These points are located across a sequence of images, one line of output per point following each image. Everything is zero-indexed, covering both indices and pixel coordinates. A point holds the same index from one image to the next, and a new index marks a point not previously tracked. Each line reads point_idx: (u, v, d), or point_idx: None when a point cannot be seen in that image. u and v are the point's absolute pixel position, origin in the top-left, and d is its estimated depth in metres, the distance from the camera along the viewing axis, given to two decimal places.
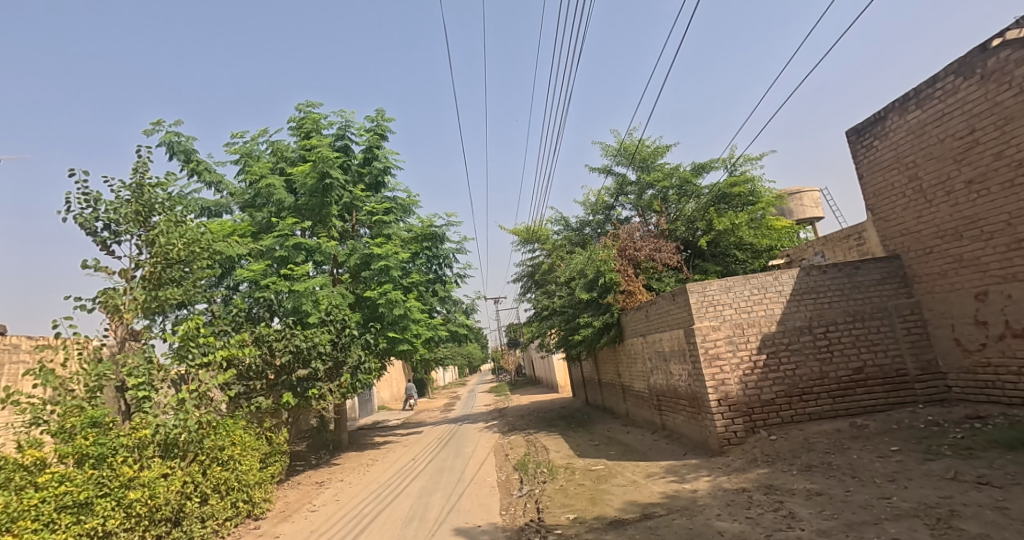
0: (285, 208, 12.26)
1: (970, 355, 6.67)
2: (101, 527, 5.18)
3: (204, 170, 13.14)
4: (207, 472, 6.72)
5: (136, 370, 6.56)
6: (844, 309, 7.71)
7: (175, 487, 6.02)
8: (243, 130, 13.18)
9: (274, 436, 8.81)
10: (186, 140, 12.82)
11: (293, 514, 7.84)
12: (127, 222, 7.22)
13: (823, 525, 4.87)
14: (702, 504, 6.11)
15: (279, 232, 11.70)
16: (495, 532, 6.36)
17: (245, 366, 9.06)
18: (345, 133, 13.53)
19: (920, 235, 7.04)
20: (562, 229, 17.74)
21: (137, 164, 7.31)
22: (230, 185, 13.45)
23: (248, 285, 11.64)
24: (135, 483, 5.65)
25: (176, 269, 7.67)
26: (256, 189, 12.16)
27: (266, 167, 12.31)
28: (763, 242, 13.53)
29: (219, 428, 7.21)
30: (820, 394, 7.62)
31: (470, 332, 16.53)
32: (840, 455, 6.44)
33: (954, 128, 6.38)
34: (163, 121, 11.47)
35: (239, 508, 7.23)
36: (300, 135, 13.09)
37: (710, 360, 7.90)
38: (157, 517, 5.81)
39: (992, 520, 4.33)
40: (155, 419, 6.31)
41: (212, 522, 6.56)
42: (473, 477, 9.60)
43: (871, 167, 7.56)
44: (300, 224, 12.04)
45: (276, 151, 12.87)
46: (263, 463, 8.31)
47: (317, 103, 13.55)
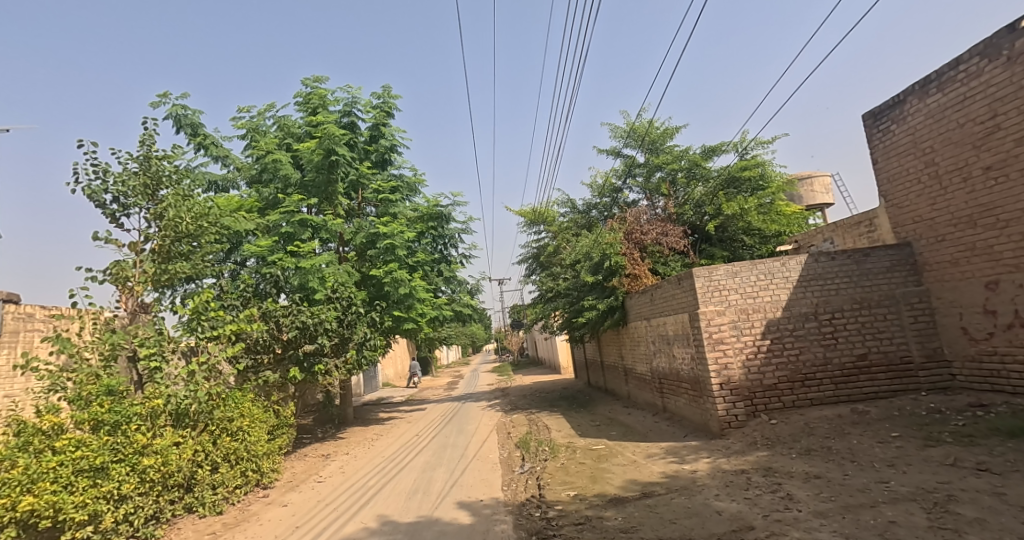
0: (291, 184, 12.27)
1: (976, 344, 6.68)
2: (116, 491, 5.33)
3: (211, 144, 13.15)
4: (218, 442, 6.83)
5: (148, 340, 6.70)
6: (851, 296, 7.71)
7: (186, 455, 6.19)
8: (250, 104, 13.22)
9: (281, 410, 8.91)
10: (192, 114, 12.79)
11: (300, 484, 8.01)
12: (135, 195, 7.28)
13: (821, 506, 4.96)
14: (701, 484, 6.21)
15: (285, 208, 11.70)
16: (497, 506, 6.50)
17: (253, 341, 9.16)
18: (352, 109, 13.48)
19: (933, 223, 7.00)
20: (568, 211, 17.73)
21: (144, 136, 7.33)
22: (237, 160, 13.46)
23: (256, 260, 11.73)
24: (150, 450, 5.80)
25: (185, 243, 7.73)
26: (262, 165, 12.17)
27: (272, 143, 12.32)
28: (772, 228, 13.64)
29: (228, 400, 7.27)
30: (822, 380, 7.66)
31: (475, 312, 16.63)
32: (839, 440, 6.51)
33: (976, 113, 6.28)
34: (170, 95, 11.81)
35: (248, 477, 7.32)
36: (306, 111, 13.06)
37: (713, 344, 7.94)
38: (169, 483, 6.07)
39: (989, 505, 4.38)
40: (167, 389, 6.44)
41: (222, 489, 6.75)
42: (476, 453, 9.77)
43: (887, 152, 7.50)
44: (306, 201, 12.04)
45: (283, 127, 12.86)
46: (270, 435, 8.43)
47: (324, 79, 13.49)
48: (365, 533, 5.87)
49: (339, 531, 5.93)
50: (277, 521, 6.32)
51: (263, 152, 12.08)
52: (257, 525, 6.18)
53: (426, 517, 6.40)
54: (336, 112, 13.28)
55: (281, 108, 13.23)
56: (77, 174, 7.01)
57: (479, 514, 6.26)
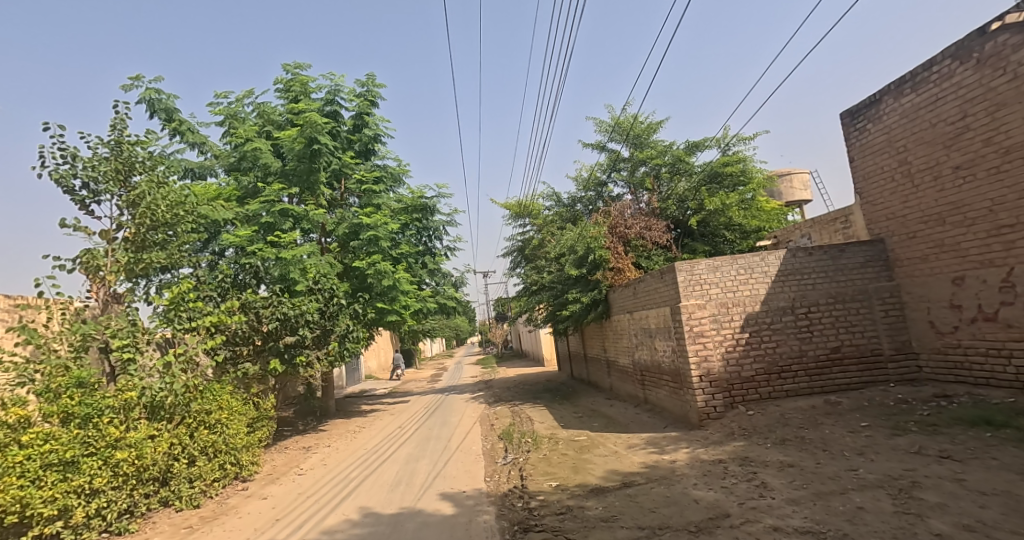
0: (272, 172, 12.17)
1: (942, 337, 6.92)
2: (88, 485, 5.34)
3: (188, 130, 12.98)
4: (195, 435, 6.81)
5: (121, 332, 6.68)
6: (827, 290, 7.91)
7: (162, 448, 6.18)
8: (228, 90, 13.04)
9: (261, 402, 8.89)
10: (167, 98, 12.56)
11: (280, 477, 8.03)
12: (106, 180, 7.19)
13: (794, 494, 5.13)
14: (680, 474, 6.37)
15: (265, 198, 11.56)
16: (479, 497, 6.60)
17: (233, 333, 9.07)
18: (335, 97, 13.38)
19: (905, 220, 7.21)
20: (553, 205, 17.84)
21: (115, 121, 7.25)
22: (214, 147, 13.30)
23: (234, 251, 11.63)
24: (123, 443, 5.76)
25: (161, 232, 7.71)
26: (241, 152, 12.03)
27: (251, 130, 12.21)
28: (752, 223, 13.93)
29: (205, 392, 7.25)
30: (797, 372, 7.87)
31: (459, 305, 16.67)
32: (813, 430, 6.71)
33: (947, 113, 6.47)
34: (142, 77, 11.54)
35: (226, 470, 7.33)
36: (287, 98, 12.94)
37: (694, 336, 8.10)
38: (144, 476, 6.06)
39: (950, 490, 4.58)
40: (142, 381, 6.38)
41: (200, 482, 6.77)
42: (459, 445, 9.86)
43: (863, 150, 7.69)
44: (287, 190, 11.93)
45: (263, 114, 12.73)
46: (250, 428, 8.43)
47: (305, 65, 13.36)
48: (347, 524, 5.93)
49: (321, 523, 5.97)
50: (256, 514, 6.36)
51: (242, 140, 11.97)
52: (236, 518, 6.21)
53: (409, 508, 6.48)
54: (318, 100, 13.17)
55: (261, 94, 13.08)
56: (44, 158, 6.93)
57: (462, 505, 6.35)
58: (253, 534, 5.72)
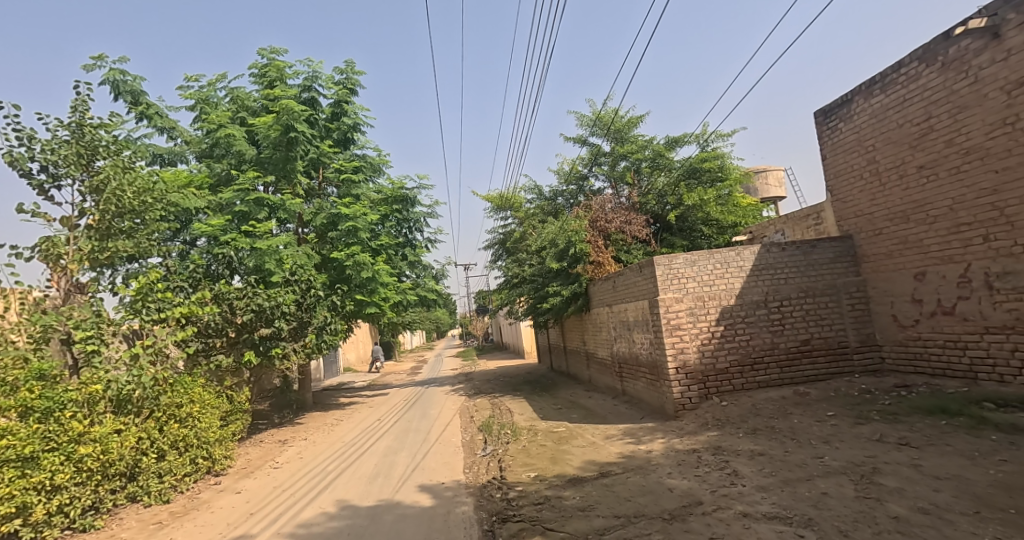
0: (246, 160, 12.10)
1: (904, 330, 7.20)
2: (48, 481, 5.22)
3: (156, 115, 12.75)
4: (164, 429, 6.76)
5: (85, 323, 6.59)
6: (798, 284, 8.14)
7: (129, 443, 6.11)
8: (199, 74, 12.84)
9: (235, 395, 8.83)
10: (132, 80, 12.28)
11: (255, 471, 8.02)
12: (67, 164, 7.04)
13: (763, 481, 5.32)
14: (655, 463, 6.54)
15: (239, 186, 11.32)
16: (458, 488, 6.70)
17: (205, 324, 8.98)
18: (312, 84, 13.25)
19: (872, 217, 7.46)
20: (535, 198, 17.91)
21: (76, 103, 7.12)
22: (184, 132, 13.09)
23: (207, 240, 11.46)
24: (87, 438, 5.67)
25: (128, 219, 7.62)
26: (214, 139, 11.85)
27: (225, 116, 12.03)
28: (729, 219, 14.19)
29: (176, 386, 7.21)
30: (769, 364, 8.10)
31: (440, 297, 16.70)
32: (782, 420, 6.94)
33: (913, 114, 6.69)
34: (104, 57, 11.26)
35: (198, 464, 7.31)
36: (262, 83, 12.78)
37: (671, 329, 8.27)
38: (110, 472, 5.98)
39: (908, 476, 4.80)
40: (108, 374, 6.32)
41: (169, 477, 6.72)
42: (439, 437, 9.93)
43: (835, 149, 7.91)
44: (262, 178, 11.79)
45: (237, 100, 12.55)
46: (223, 421, 8.38)
47: (282, 50, 13.20)
48: (324, 517, 5.97)
49: (297, 517, 6.01)
50: (229, 508, 6.36)
51: (214, 126, 11.78)
52: (208, 513, 6.20)
53: (387, 500, 6.54)
54: (295, 86, 13.03)
55: (234, 79, 12.90)
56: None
57: (440, 496, 6.44)
58: (226, 528, 5.73)
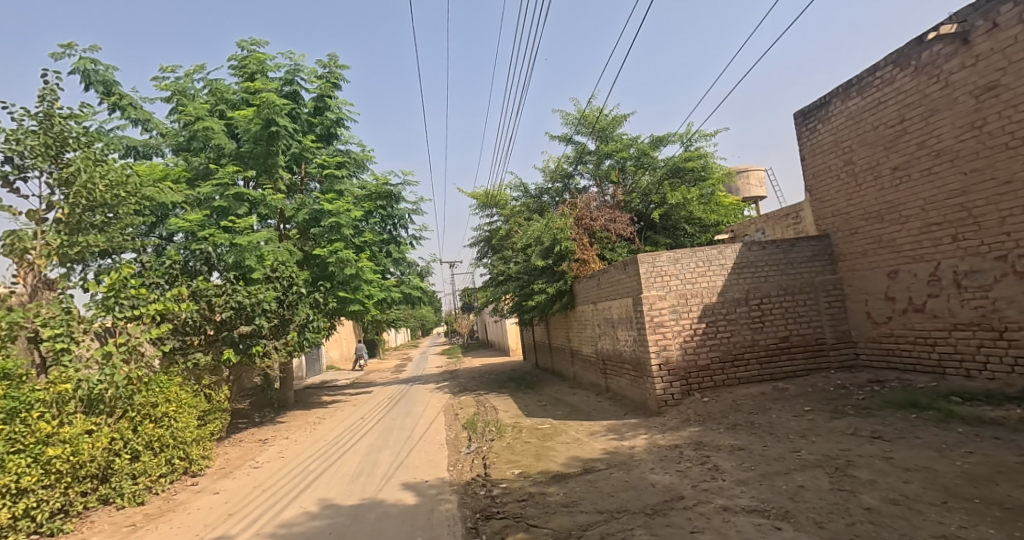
0: (224, 154, 11.87)
1: (877, 326, 7.39)
2: (15, 484, 5.05)
3: (129, 106, 12.52)
4: (139, 429, 6.70)
5: (53, 321, 6.48)
6: (778, 282, 8.30)
7: (100, 444, 5.99)
8: (175, 65, 12.67)
9: (213, 394, 8.77)
10: (104, 70, 11.92)
11: (234, 471, 7.98)
12: (34, 155, 6.93)
13: (742, 475, 5.45)
14: (638, 459, 6.65)
15: (217, 181, 11.27)
16: (443, 486, 6.74)
17: (182, 321, 8.88)
18: (294, 77, 13.15)
19: (848, 217, 7.64)
20: (520, 195, 17.97)
21: (43, 93, 7.00)
22: (159, 125, 12.93)
23: (183, 235, 11.37)
24: (55, 439, 5.52)
25: (100, 214, 7.55)
26: (191, 132, 11.68)
27: (203, 108, 11.88)
28: (711, 218, 14.41)
29: (151, 385, 7.15)
30: (749, 360, 8.26)
31: (425, 294, 16.69)
32: (761, 415, 7.09)
33: (887, 117, 6.86)
34: (86, 46, 10.83)
35: (174, 465, 7.25)
36: (242, 75, 12.65)
37: (654, 326, 8.38)
38: (81, 474, 5.84)
39: (880, 468, 4.95)
40: (78, 374, 6.21)
41: (144, 478, 6.66)
42: (423, 435, 9.96)
43: (813, 150, 8.08)
44: (242, 173, 11.67)
45: (215, 92, 12.42)
46: (201, 421, 8.31)
47: (262, 42, 13.08)
48: (305, 517, 5.97)
49: (277, 517, 6.00)
50: (206, 510, 6.33)
51: (192, 118, 11.59)
52: (184, 515, 6.17)
53: (370, 498, 6.57)
54: (276, 79, 12.93)
55: (212, 70, 12.75)
56: None
57: (425, 494, 6.48)
58: (203, 530, 5.70)
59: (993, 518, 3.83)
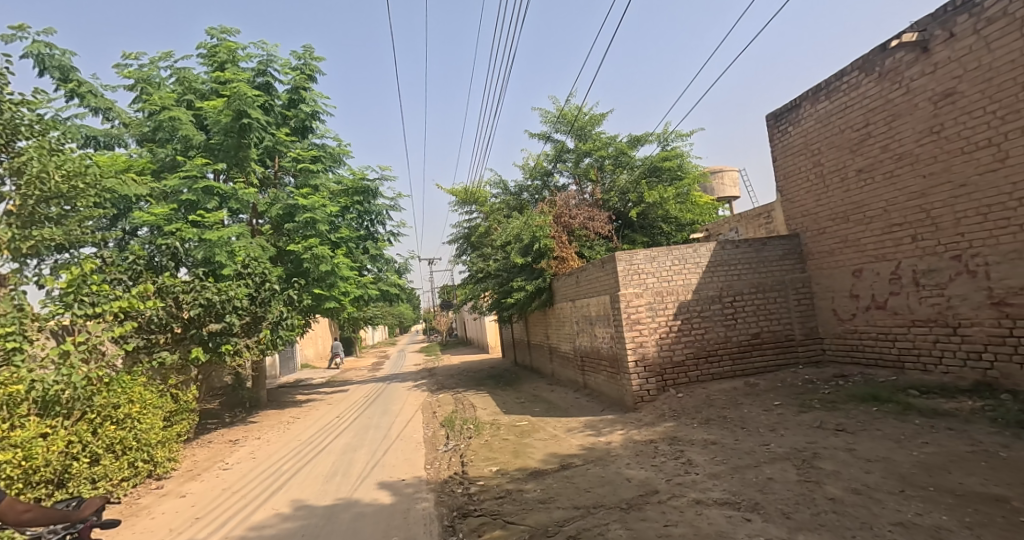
0: (193, 145, 11.73)
1: (842, 323, 7.65)
2: None
3: (88, 93, 12.15)
4: (99, 431, 6.44)
5: (5, 318, 6.24)
6: (750, 280, 8.51)
7: (56, 447, 5.64)
8: (140, 52, 12.36)
9: (180, 394, 8.68)
10: (60, 55, 11.37)
11: (203, 473, 7.91)
12: None
13: (715, 469, 5.60)
14: (614, 454, 6.78)
15: (185, 172, 10.95)
16: (420, 484, 6.78)
17: (147, 319, 8.69)
18: (266, 68, 12.99)
19: (817, 217, 7.87)
20: (500, 192, 18.02)
21: None
22: (121, 114, 12.66)
23: (148, 229, 11.15)
24: (6, 443, 5.18)
25: (55, 206, 7.37)
26: (157, 122, 11.41)
27: (170, 97, 11.63)
28: (687, 217, 14.66)
29: (113, 385, 7.00)
30: (722, 356, 8.45)
31: (403, 292, 16.64)
32: (733, 410, 7.28)
33: (853, 121, 7.09)
34: (48, 32, 10.45)
35: (137, 468, 7.03)
36: (211, 64, 12.45)
37: (631, 324, 8.51)
38: (35, 479, 5.43)
39: (844, 459, 5.15)
40: (33, 374, 5.95)
41: (105, 482, 6.34)
42: (400, 433, 9.96)
43: (784, 151, 8.30)
44: (211, 165, 11.47)
45: (183, 81, 12.20)
46: (168, 422, 8.21)
47: (233, 31, 12.89)
48: (277, 519, 5.95)
49: (248, 519, 5.97)
50: (172, 513, 6.27)
51: (157, 107, 11.25)
52: (148, 519, 6.12)
53: (345, 498, 6.57)
54: (248, 69, 12.76)
55: (179, 58, 12.50)
56: None
57: (401, 493, 6.51)
58: (170, 534, 5.65)
59: (946, 505, 4.03)
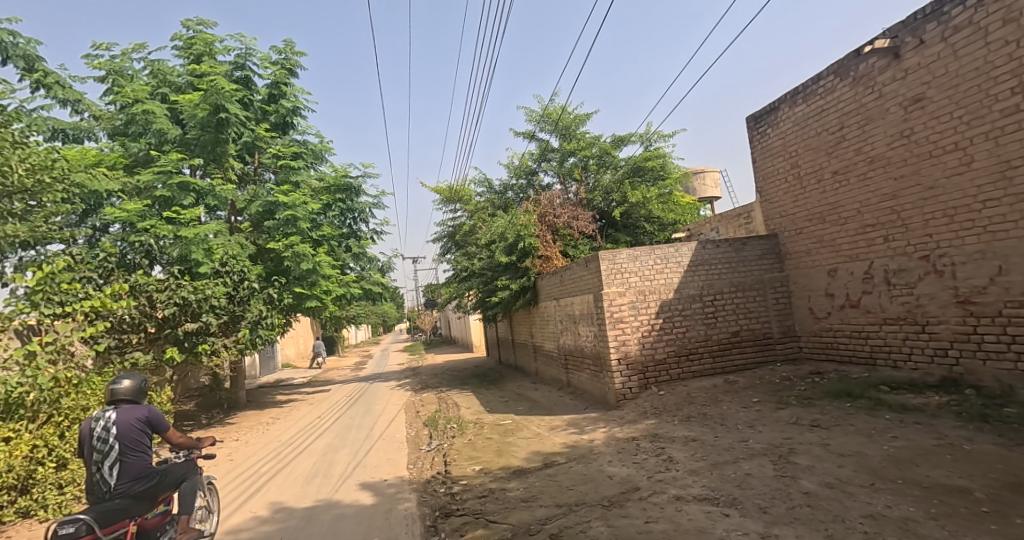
0: (167, 140, 11.47)
1: (818, 321, 7.82)
2: None
3: (55, 84, 11.91)
4: (66, 434, 6.21)
5: None
6: (730, 280, 8.65)
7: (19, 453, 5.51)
8: (111, 43, 12.15)
9: (154, 395, 8.46)
10: (25, 44, 11.12)
11: None
12: None
13: (694, 465, 5.70)
14: (597, 452, 6.86)
15: (161, 168, 10.87)
16: (402, 485, 6.79)
17: (118, 318, 8.48)
18: (245, 62, 12.84)
19: (794, 217, 8.03)
20: (484, 191, 18.05)
21: None
22: (91, 106, 12.44)
23: (120, 225, 10.97)
24: None
25: (19, 201, 7.26)
26: (130, 115, 11.21)
27: (142, 90, 11.42)
28: (669, 217, 14.83)
29: (81, 386, 6.71)
30: (702, 354, 8.58)
31: (386, 291, 16.58)
32: (713, 407, 7.41)
33: (829, 124, 7.25)
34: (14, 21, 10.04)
35: None
36: (188, 57, 12.30)
37: (614, 322, 8.60)
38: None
39: (818, 454, 5.28)
40: None
41: (73, 487, 6.16)
42: (382, 433, 9.95)
43: (763, 153, 8.45)
44: (187, 161, 11.30)
45: (158, 74, 12.01)
46: None
47: (210, 23, 12.72)
48: (255, 522, 5.89)
49: (225, 522, 5.91)
50: None
51: (129, 100, 11.13)
52: None
53: (326, 500, 6.57)
54: (226, 63, 12.61)
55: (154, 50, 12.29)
56: None
57: (382, 494, 6.52)
58: None
59: (913, 497, 4.16)
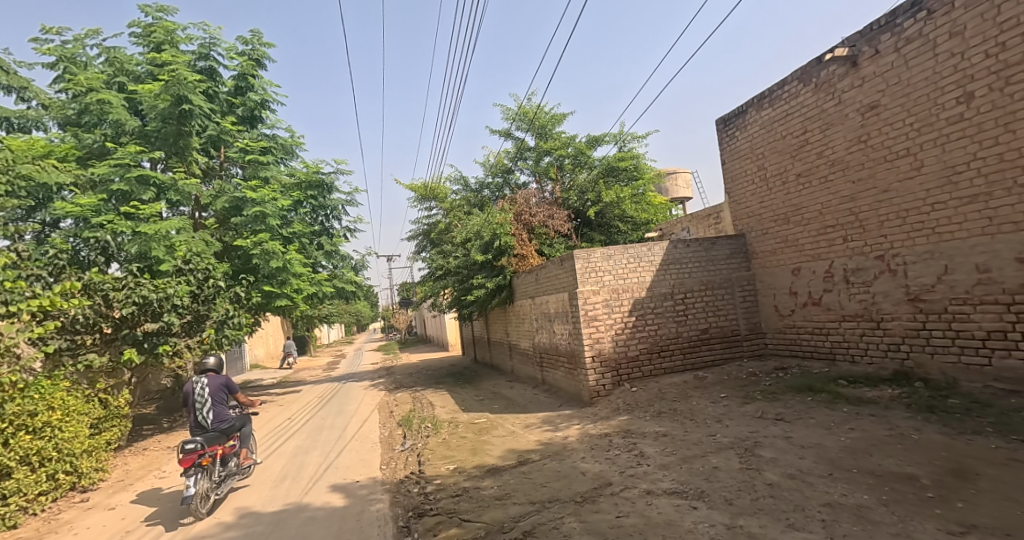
0: (124, 131, 11.25)
1: (782, 318, 8.08)
2: None
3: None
4: (12, 442, 5.99)
5: None
6: (699, 278, 8.86)
7: None
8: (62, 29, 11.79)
9: (109, 399, 8.23)
10: None
11: (133, 483, 7.52)
12: None
13: (664, 460, 5.86)
14: (570, 449, 6.98)
15: (117, 161, 10.49)
16: (375, 485, 6.80)
17: (70, 318, 8.23)
18: (209, 52, 12.62)
19: (760, 218, 8.28)
20: (460, 189, 18.06)
21: None
22: (38, 94, 12.07)
23: (72, 220, 10.69)
24: None
25: None
26: (84, 105, 10.89)
27: (97, 79, 11.11)
28: (642, 216, 15.05)
29: (27, 390, 6.47)
30: (673, 351, 8.78)
31: (359, 290, 16.46)
32: (683, 402, 7.60)
33: (793, 128, 7.49)
34: None
35: (57, 480, 6.60)
36: (146, 45, 12.06)
37: (588, 320, 8.73)
38: None
39: (781, 447, 5.48)
40: None
41: (19, 497, 6.00)
42: (355, 433, 9.93)
43: (732, 155, 8.68)
44: (146, 153, 11.03)
45: (115, 62, 11.72)
46: (96, 429, 7.78)
47: (169, 10, 12.45)
48: (219, 528, 5.77)
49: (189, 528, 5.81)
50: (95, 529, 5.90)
51: (82, 88, 10.88)
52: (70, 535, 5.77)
53: (295, 503, 6.55)
54: (189, 53, 12.37)
55: (109, 37, 11.96)
56: None
57: (354, 495, 6.52)
58: None
59: (867, 485, 4.37)
